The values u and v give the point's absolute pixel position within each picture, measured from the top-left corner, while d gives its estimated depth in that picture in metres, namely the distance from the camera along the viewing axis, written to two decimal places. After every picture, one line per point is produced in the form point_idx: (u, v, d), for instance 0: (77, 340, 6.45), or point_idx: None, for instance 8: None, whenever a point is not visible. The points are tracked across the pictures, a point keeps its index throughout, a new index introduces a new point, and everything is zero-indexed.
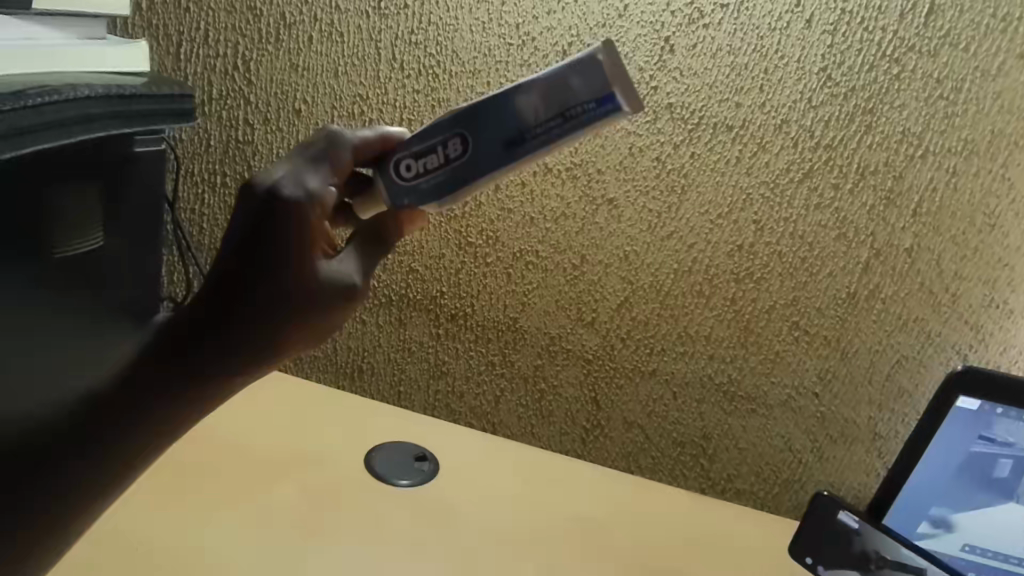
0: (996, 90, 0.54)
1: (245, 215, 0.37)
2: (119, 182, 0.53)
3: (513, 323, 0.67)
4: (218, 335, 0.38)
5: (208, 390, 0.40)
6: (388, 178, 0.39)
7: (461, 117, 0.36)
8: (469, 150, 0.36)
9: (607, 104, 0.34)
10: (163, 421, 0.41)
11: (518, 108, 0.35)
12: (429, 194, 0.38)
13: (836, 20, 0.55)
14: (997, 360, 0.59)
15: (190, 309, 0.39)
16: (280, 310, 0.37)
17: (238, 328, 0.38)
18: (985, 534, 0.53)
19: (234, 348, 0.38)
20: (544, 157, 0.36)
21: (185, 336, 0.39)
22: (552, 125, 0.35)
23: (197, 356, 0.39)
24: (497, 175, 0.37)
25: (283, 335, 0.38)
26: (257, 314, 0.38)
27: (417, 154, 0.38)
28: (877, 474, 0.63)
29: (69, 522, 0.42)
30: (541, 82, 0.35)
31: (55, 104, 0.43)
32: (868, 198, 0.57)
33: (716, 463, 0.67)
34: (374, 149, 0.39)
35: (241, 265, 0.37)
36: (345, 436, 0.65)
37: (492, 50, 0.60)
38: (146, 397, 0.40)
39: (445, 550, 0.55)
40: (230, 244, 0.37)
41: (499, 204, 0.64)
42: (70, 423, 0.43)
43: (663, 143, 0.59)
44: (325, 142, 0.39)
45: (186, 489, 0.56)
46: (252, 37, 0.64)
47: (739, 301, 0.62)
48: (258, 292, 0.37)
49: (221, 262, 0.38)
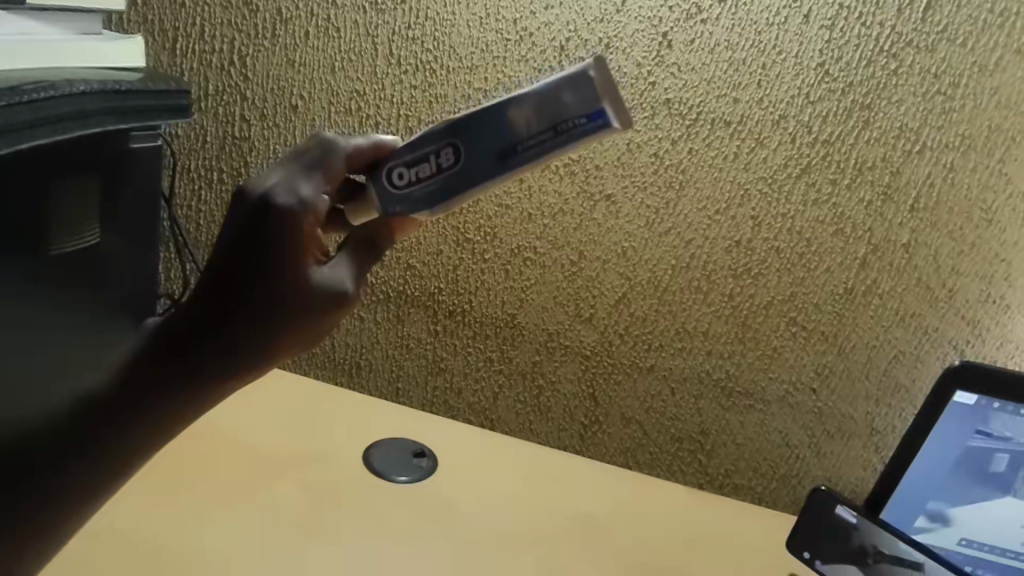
0: (994, 86, 0.54)
1: (240, 217, 0.37)
2: (114, 179, 0.53)
3: (510, 319, 0.67)
4: (217, 336, 0.38)
5: (205, 392, 0.39)
6: (380, 186, 0.39)
7: (453, 127, 0.36)
8: (461, 160, 0.36)
9: (598, 119, 0.34)
10: (161, 420, 0.40)
11: (510, 120, 0.35)
12: (421, 201, 0.38)
13: (834, 15, 0.55)
14: (994, 355, 0.59)
15: (186, 309, 0.39)
16: (277, 312, 0.37)
17: (238, 328, 0.38)
18: (982, 529, 0.54)
19: (234, 348, 0.38)
20: (537, 168, 0.36)
21: (183, 336, 0.38)
22: (544, 137, 0.35)
23: (196, 357, 0.38)
24: (490, 185, 0.37)
25: (277, 339, 0.38)
26: (258, 313, 0.37)
27: (409, 163, 0.38)
28: (874, 469, 0.64)
29: (59, 526, 0.41)
30: (534, 94, 0.35)
31: (51, 100, 0.42)
32: (866, 194, 0.58)
33: (714, 458, 0.67)
34: (366, 156, 0.40)
35: (235, 266, 0.37)
36: (344, 434, 0.65)
37: (489, 46, 0.60)
38: (144, 396, 0.39)
39: (447, 543, 0.56)
40: (225, 245, 0.37)
41: (497, 200, 0.64)
42: (65, 423, 0.40)
43: (661, 139, 0.59)
44: (319, 149, 0.39)
45: (185, 486, 0.56)
46: (248, 32, 0.64)
47: (737, 297, 0.62)
48: (258, 291, 0.37)
49: (216, 261, 0.37)
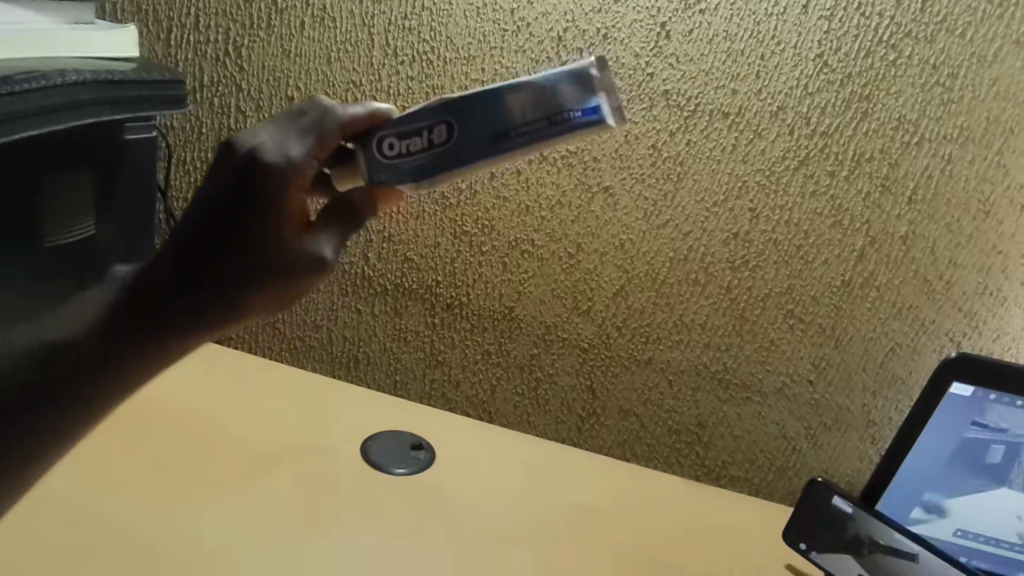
0: (993, 77, 0.54)
1: (227, 170, 0.36)
2: (111, 169, 0.53)
3: (508, 312, 0.67)
4: (193, 290, 0.37)
5: (172, 343, 0.39)
6: (368, 153, 0.38)
7: (449, 105, 0.36)
8: (453, 138, 0.36)
9: (593, 114, 0.35)
10: (124, 373, 0.39)
11: (507, 105, 0.35)
12: (408, 174, 0.37)
13: (832, 6, 0.55)
14: (990, 347, 0.59)
15: (162, 261, 0.38)
16: (257, 275, 0.37)
17: (215, 285, 0.37)
18: (978, 519, 0.54)
19: (208, 303, 0.38)
20: (527, 157, 0.36)
21: (157, 288, 0.38)
22: (538, 125, 0.35)
23: (167, 309, 0.38)
24: (479, 167, 0.36)
25: (253, 299, 0.38)
26: (246, 271, 0.37)
27: (401, 134, 0.37)
28: (870, 460, 0.64)
29: None
30: (532, 83, 0.35)
31: (43, 90, 0.42)
32: (863, 185, 0.57)
33: (711, 450, 0.68)
34: (361, 126, 0.39)
35: (218, 220, 0.36)
36: (342, 429, 0.65)
37: (486, 36, 0.60)
38: (120, 347, 0.38)
39: (445, 538, 0.55)
40: (209, 198, 0.36)
41: (495, 192, 0.64)
42: (36, 371, 0.39)
43: (659, 130, 0.59)
44: (316, 114, 0.38)
45: (180, 480, 0.55)
46: (243, 22, 0.63)
47: (735, 289, 0.62)
48: (240, 246, 0.36)
49: (199, 214, 0.37)
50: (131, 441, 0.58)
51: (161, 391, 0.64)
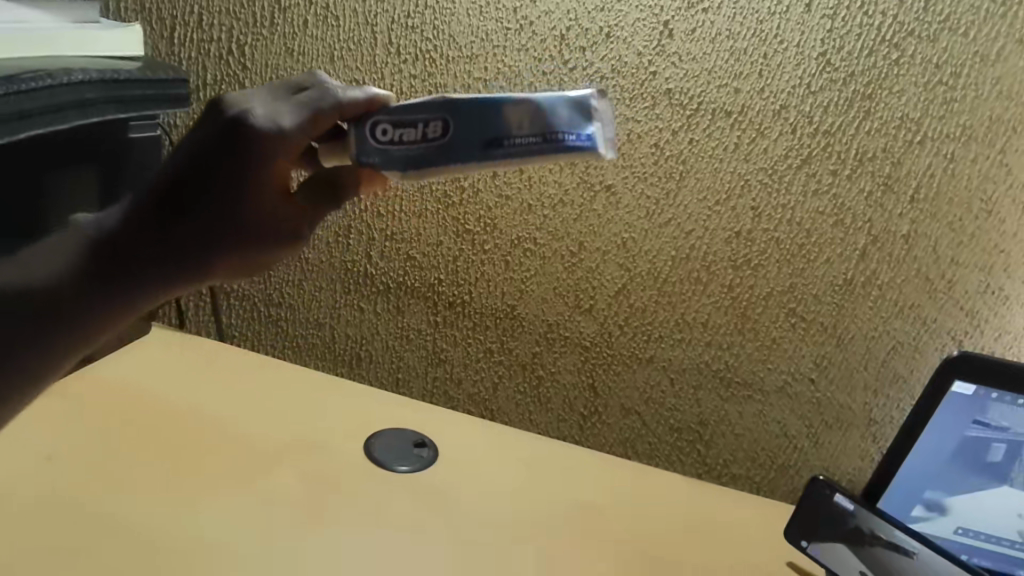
0: (996, 76, 0.54)
1: (212, 126, 0.36)
2: (116, 168, 0.53)
3: (510, 310, 0.67)
4: (162, 237, 0.36)
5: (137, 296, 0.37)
6: (360, 133, 0.38)
7: (449, 102, 0.36)
8: (447, 136, 0.36)
9: (587, 140, 0.35)
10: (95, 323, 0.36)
11: (506, 115, 0.36)
12: (397, 162, 0.37)
13: (835, 5, 0.55)
14: (992, 346, 0.59)
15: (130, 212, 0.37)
16: (231, 225, 0.36)
17: (186, 232, 0.36)
18: (978, 517, 0.54)
19: (178, 252, 0.36)
20: (514, 169, 0.37)
21: (124, 235, 0.36)
22: (532, 140, 0.35)
23: (134, 257, 0.36)
24: (467, 169, 0.36)
25: (225, 250, 0.37)
26: (219, 218, 0.36)
27: (397, 122, 0.37)
28: (871, 458, 0.64)
29: None
30: (534, 98, 0.35)
31: (50, 89, 0.42)
32: (866, 184, 0.58)
33: (713, 448, 0.68)
34: (359, 110, 0.38)
35: (198, 170, 0.36)
36: (344, 426, 0.65)
37: (489, 34, 0.60)
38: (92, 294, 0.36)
39: (446, 536, 0.56)
40: (190, 151, 0.36)
41: (497, 190, 0.64)
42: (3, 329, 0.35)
43: (661, 129, 0.59)
44: (315, 95, 0.38)
45: (181, 476, 0.55)
46: (247, 21, 0.63)
47: (736, 288, 0.62)
48: (217, 193, 0.36)
49: (178, 167, 0.36)
50: (133, 442, 0.58)
51: (163, 390, 0.64)
